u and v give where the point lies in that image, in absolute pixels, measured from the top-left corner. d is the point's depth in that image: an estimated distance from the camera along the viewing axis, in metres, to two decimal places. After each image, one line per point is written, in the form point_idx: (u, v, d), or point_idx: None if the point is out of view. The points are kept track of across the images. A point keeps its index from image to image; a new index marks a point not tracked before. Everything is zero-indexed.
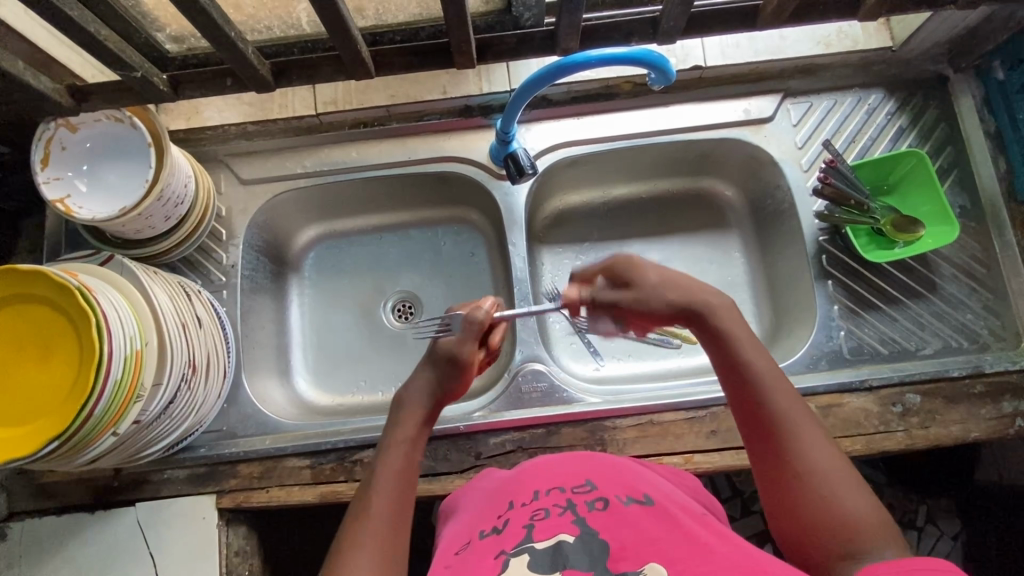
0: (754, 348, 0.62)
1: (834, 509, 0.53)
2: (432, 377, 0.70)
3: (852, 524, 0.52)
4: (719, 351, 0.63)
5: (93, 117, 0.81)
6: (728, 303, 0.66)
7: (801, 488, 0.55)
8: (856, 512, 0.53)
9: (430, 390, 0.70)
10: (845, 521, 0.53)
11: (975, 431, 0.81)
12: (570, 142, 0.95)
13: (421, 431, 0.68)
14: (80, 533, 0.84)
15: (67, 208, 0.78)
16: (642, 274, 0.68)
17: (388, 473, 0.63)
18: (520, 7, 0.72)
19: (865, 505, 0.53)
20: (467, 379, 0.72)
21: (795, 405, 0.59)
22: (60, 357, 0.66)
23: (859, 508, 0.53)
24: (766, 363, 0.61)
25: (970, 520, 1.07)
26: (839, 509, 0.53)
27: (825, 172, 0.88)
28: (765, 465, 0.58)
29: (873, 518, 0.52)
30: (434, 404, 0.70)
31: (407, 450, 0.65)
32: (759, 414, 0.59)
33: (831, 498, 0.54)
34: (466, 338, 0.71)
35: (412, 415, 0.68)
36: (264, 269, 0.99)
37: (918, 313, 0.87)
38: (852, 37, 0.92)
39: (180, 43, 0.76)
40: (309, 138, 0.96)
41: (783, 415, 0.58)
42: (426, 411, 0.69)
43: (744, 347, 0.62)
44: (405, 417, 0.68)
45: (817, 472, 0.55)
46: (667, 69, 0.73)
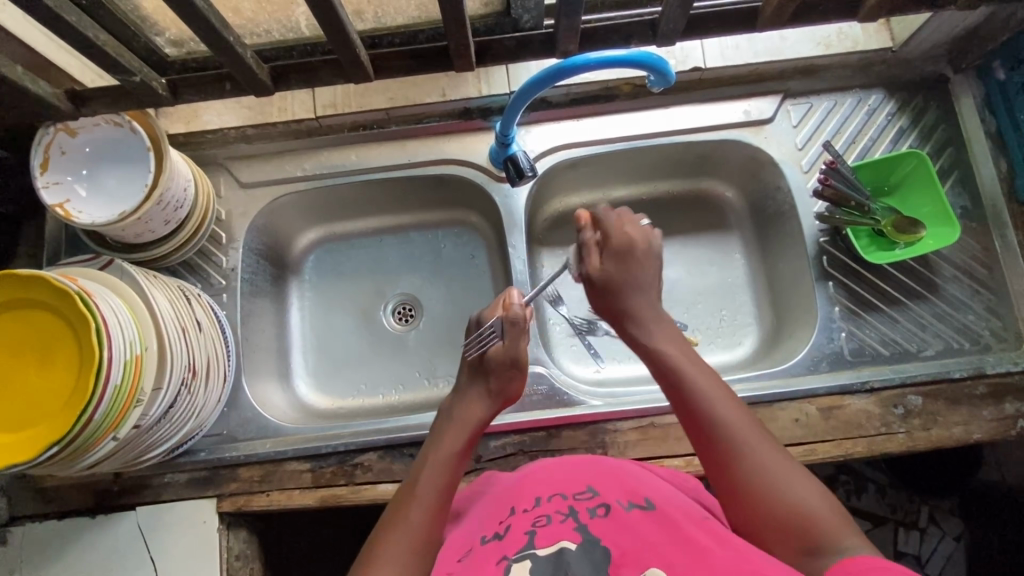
0: (689, 361, 0.66)
1: (788, 504, 0.56)
2: (484, 391, 0.74)
3: (806, 518, 0.55)
4: (658, 369, 0.68)
5: (92, 121, 0.81)
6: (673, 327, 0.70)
7: (753, 489, 0.57)
8: (807, 505, 0.55)
9: (482, 406, 0.73)
10: (800, 516, 0.55)
11: (976, 432, 0.81)
12: (570, 144, 0.95)
13: (466, 449, 0.70)
14: (80, 537, 0.84)
15: (66, 213, 0.78)
16: (642, 250, 0.73)
17: (432, 484, 0.65)
18: (519, 9, 0.72)
19: (817, 499, 0.56)
20: (522, 378, 0.76)
21: (736, 411, 0.62)
22: (60, 362, 0.66)
23: (812, 501, 0.55)
24: (702, 374, 0.65)
25: (973, 521, 1.06)
26: (792, 505, 0.55)
27: (825, 174, 0.88)
28: (723, 479, 0.60)
29: (826, 509, 0.55)
30: (482, 424, 0.72)
31: (451, 465, 0.68)
32: (706, 428, 0.62)
33: (784, 494, 0.56)
34: (517, 338, 0.74)
35: (462, 432, 0.71)
36: (264, 273, 0.99)
37: (919, 314, 0.87)
38: (852, 38, 0.92)
39: (179, 47, 0.76)
40: (309, 142, 0.96)
41: (723, 421, 0.61)
42: (473, 431, 0.71)
43: (684, 364, 0.66)
44: (453, 431, 0.71)
45: (765, 472, 0.58)
46: (667, 71, 0.73)
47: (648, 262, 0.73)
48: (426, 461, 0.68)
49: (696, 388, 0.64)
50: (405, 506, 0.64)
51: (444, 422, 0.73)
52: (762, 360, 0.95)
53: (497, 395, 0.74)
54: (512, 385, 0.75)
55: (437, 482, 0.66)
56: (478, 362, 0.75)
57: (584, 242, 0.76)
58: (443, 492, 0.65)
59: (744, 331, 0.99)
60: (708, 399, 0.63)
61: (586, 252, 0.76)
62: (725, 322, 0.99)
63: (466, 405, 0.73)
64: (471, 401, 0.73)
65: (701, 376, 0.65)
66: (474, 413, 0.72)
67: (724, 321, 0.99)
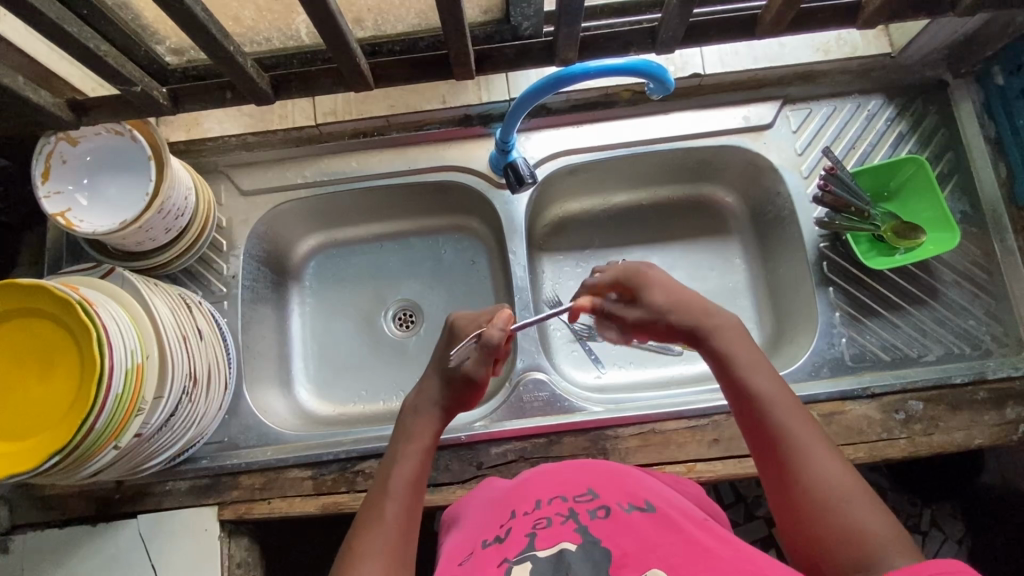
0: (758, 367, 0.63)
1: (844, 518, 0.52)
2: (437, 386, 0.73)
3: (864, 537, 0.50)
4: (722, 370, 0.64)
5: (93, 130, 0.81)
6: (735, 324, 0.67)
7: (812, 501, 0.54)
8: (867, 522, 0.51)
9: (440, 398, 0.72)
10: (852, 530, 0.51)
11: (978, 437, 0.81)
12: (570, 150, 0.95)
13: (432, 442, 0.70)
14: (81, 546, 0.84)
15: (67, 222, 0.78)
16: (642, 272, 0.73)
17: (401, 478, 0.65)
18: (519, 17, 0.73)
19: (875, 516, 0.52)
20: (479, 396, 0.75)
21: (796, 418, 0.58)
22: (61, 371, 0.66)
23: (870, 518, 0.51)
24: (762, 372, 0.62)
25: (975, 525, 1.07)
26: (847, 520, 0.52)
27: (824, 180, 0.88)
28: (776, 482, 0.57)
29: (887, 528, 0.51)
30: (442, 423, 0.71)
31: (418, 459, 0.67)
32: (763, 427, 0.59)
33: (841, 512, 0.52)
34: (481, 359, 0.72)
35: (425, 426, 0.70)
36: (265, 279, 0.99)
37: (920, 319, 0.87)
38: (851, 44, 0.93)
39: (180, 55, 0.76)
40: (309, 149, 0.97)
41: (787, 430, 0.58)
42: (435, 425, 0.71)
43: (747, 363, 0.63)
44: (417, 430, 0.70)
45: (826, 484, 0.54)
46: (666, 79, 0.73)
47: (660, 285, 0.71)
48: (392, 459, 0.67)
49: (761, 390, 0.60)
50: (379, 503, 0.63)
51: (404, 420, 0.71)
52: None
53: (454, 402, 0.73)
54: (467, 398, 0.73)
55: (406, 476, 0.65)
56: (445, 375, 0.73)
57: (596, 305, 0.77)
58: (413, 485, 0.64)
59: None
60: (771, 405, 0.59)
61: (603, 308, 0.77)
62: None
63: (424, 403, 0.72)
64: (429, 401, 0.72)
65: (766, 380, 0.61)
66: (434, 402, 0.72)
67: None
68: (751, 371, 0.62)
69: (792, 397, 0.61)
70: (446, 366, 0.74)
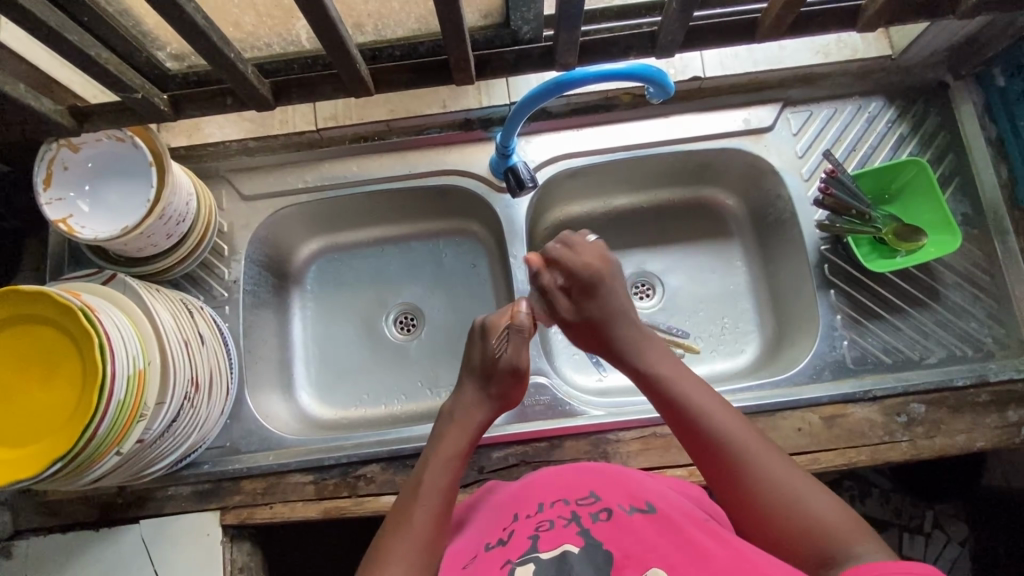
0: (688, 384, 0.68)
1: (800, 516, 0.55)
2: (478, 391, 0.75)
3: (817, 523, 0.55)
4: (657, 394, 0.69)
5: (95, 136, 0.81)
6: (660, 345, 0.73)
7: (767, 504, 0.57)
8: (815, 505, 0.56)
9: (481, 402, 0.75)
10: (810, 525, 0.55)
11: (980, 440, 0.81)
12: (570, 154, 0.95)
13: (468, 450, 0.72)
14: (86, 551, 0.84)
15: (69, 228, 0.78)
16: (608, 278, 0.76)
17: (435, 486, 0.67)
18: (518, 21, 0.73)
19: (826, 506, 0.56)
20: (524, 386, 0.78)
21: (734, 425, 0.63)
22: (64, 378, 0.66)
23: (816, 500, 0.56)
24: (692, 387, 0.67)
25: (978, 526, 1.06)
26: (800, 513, 0.56)
27: (825, 183, 0.88)
28: (727, 491, 0.61)
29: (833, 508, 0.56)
30: (482, 425, 0.74)
31: (454, 467, 0.69)
32: (702, 438, 0.63)
33: (795, 509, 0.56)
34: (520, 348, 0.76)
35: (462, 434, 0.72)
36: (266, 284, 0.99)
37: (921, 321, 0.87)
38: (852, 46, 0.92)
39: (180, 60, 0.77)
40: (310, 154, 0.97)
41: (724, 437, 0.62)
42: (473, 433, 0.73)
43: (677, 384, 0.68)
44: (454, 434, 0.72)
45: (776, 486, 0.58)
46: (666, 83, 0.73)
47: (618, 290, 0.76)
48: (428, 463, 0.69)
49: (694, 402, 0.65)
50: (411, 508, 0.65)
51: (444, 424, 0.74)
52: (764, 368, 0.95)
53: (497, 398, 0.76)
54: (510, 390, 0.76)
55: (440, 483, 0.67)
56: (485, 367, 0.76)
57: (545, 286, 0.78)
58: (444, 494, 0.66)
59: (747, 338, 0.99)
60: (708, 416, 0.64)
61: (551, 296, 0.78)
62: (727, 330, 0.99)
63: (466, 406, 0.75)
64: (472, 402, 0.75)
65: (697, 391, 0.67)
66: (471, 409, 0.74)
67: (725, 329, 0.99)
68: (686, 388, 0.67)
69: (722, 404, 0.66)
70: (490, 361, 0.76)
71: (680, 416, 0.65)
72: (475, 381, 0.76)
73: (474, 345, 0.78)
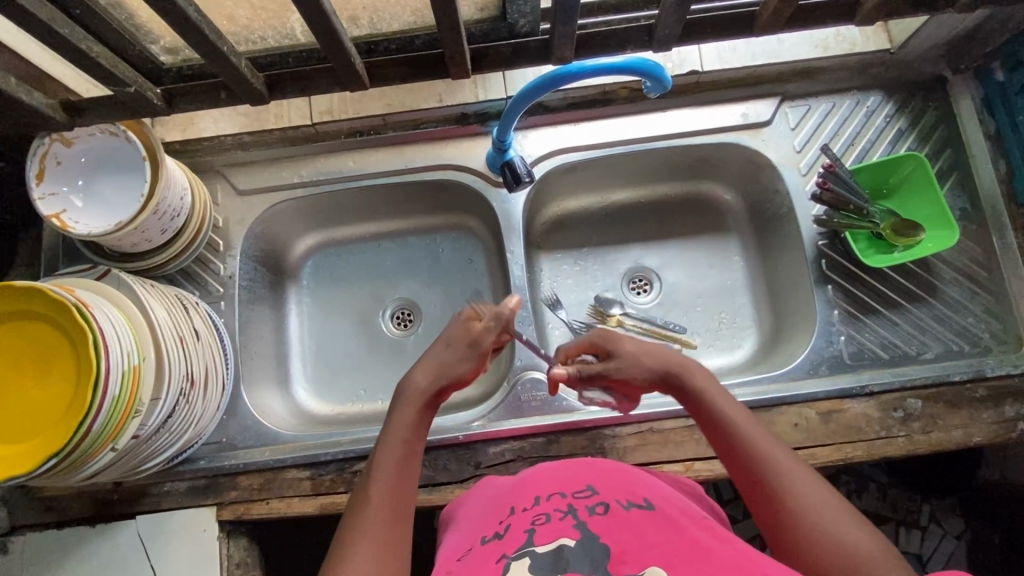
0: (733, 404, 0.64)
1: (839, 545, 0.52)
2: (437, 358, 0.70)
3: (856, 554, 0.51)
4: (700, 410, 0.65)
5: (88, 131, 0.80)
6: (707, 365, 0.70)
7: (808, 527, 0.54)
8: (856, 537, 0.53)
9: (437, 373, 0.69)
10: (847, 553, 0.52)
11: (977, 435, 0.81)
12: (567, 149, 0.94)
13: (421, 422, 0.67)
14: (80, 547, 0.84)
15: (63, 224, 0.78)
16: None
17: (387, 462, 0.64)
18: (514, 14, 0.72)
19: (865, 537, 0.53)
20: (478, 372, 0.72)
21: (778, 449, 0.60)
22: (58, 374, 0.66)
23: (858, 532, 0.53)
24: (737, 410, 0.64)
25: (973, 521, 1.07)
26: (838, 541, 0.52)
27: (822, 177, 0.88)
28: (766, 513, 0.57)
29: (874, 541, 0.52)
30: (433, 395, 0.69)
31: (406, 438, 0.65)
32: (747, 456, 0.60)
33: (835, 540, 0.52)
34: (495, 331, 0.73)
35: (410, 407, 0.67)
36: (262, 279, 0.99)
37: (918, 317, 0.87)
38: (850, 40, 0.92)
39: (174, 54, 0.76)
40: (305, 149, 0.96)
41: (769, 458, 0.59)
42: (423, 400, 0.68)
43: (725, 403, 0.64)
44: (402, 407, 0.67)
45: (818, 512, 0.54)
46: (663, 77, 0.72)
47: None
48: (380, 441, 0.66)
49: (739, 423, 0.62)
50: (367, 488, 0.62)
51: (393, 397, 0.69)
52: (760, 364, 0.95)
53: (446, 370, 0.70)
54: (458, 366, 0.70)
55: (391, 459, 0.64)
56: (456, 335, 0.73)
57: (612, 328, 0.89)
58: (399, 468, 0.63)
59: (744, 333, 0.99)
60: (751, 437, 0.61)
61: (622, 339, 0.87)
62: (724, 325, 0.99)
63: (415, 376, 0.69)
64: (418, 370, 0.70)
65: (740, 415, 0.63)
66: (421, 380, 0.69)
67: (722, 324, 0.99)
68: (732, 410, 0.64)
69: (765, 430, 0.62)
70: (460, 333, 0.73)
71: (727, 432, 0.62)
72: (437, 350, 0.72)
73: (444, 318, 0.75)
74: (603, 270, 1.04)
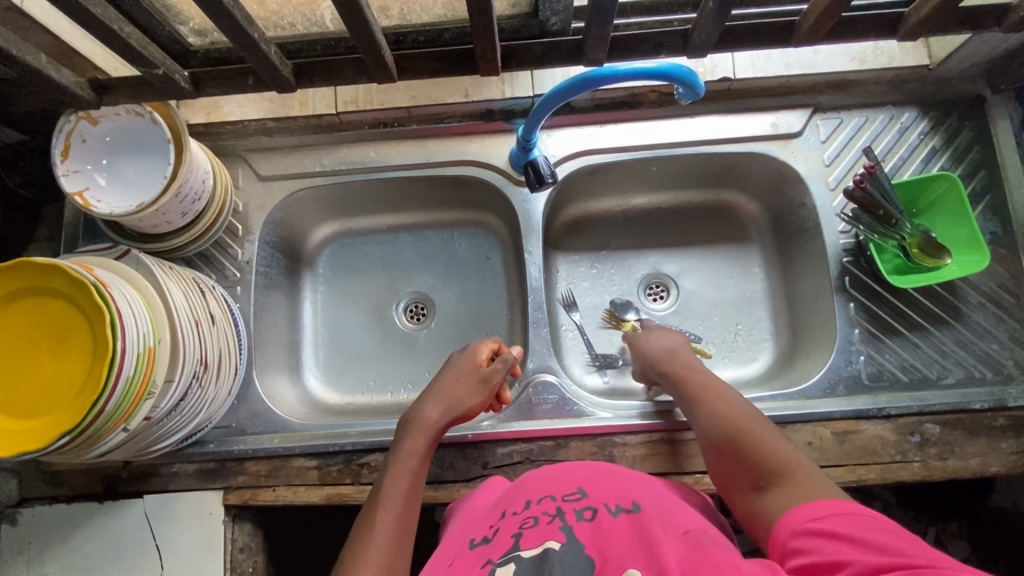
0: (707, 383, 0.76)
1: (776, 467, 0.61)
2: (450, 396, 0.78)
3: (786, 467, 0.61)
4: (683, 394, 0.76)
5: (114, 110, 0.80)
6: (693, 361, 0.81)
7: (757, 463, 0.63)
8: (790, 460, 0.62)
9: (446, 410, 0.77)
10: (779, 470, 0.61)
11: (994, 464, 0.79)
12: (592, 151, 0.93)
13: (430, 449, 0.74)
14: (88, 522, 0.84)
15: (85, 202, 0.78)
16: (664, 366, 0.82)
17: (397, 487, 0.69)
18: (547, 12, 0.71)
19: (797, 457, 0.62)
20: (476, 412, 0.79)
21: (738, 408, 0.70)
22: (72, 353, 0.66)
23: (794, 458, 0.62)
24: (712, 387, 0.75)
25: (980, 547, 1.05)
26: (775, 463, 0.62)
27: (860, 177, 0.83)
28: (730, 464, 0.66)
29: (802, 463, 0.61)
30: (443, 425, 0.76)
31: (415, 465, 0.71)
32: (712, 421, 0.70)
33: (774, 464, 0.62)
34: (501, 375, 0.80)
35: (422, 435, 0.74)
36: (279, 266, 0.98)
37: (941, 341, 0.85)
38: (888, 54, 0.90)
39: (202, 36, 0.75)
40: (329, 137, 0.96)
41: (730, 417, 0.69)
42: (434, 431, 0.75)
43: (700, 384, 0.75)
44: (413, 436, 0.74)
45: (762, 445, 0.64)
46: (696, 83, 0.71)
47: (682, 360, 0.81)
48: (390, 466, 0.72)
49: (708, 394, 0.73)
50: (376, 507, 0.67)
51: (405, 426, 0.76)
52: (775, 379, 0.93)
53: (455, 403, 0.77)
54: (468, 399, 0.78)
55: (400, 485, 0.69)
56: (468, 374, 0.80)
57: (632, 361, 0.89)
58: (406, 494, 0.69)
59: (760, 346, 0.97)
60: (721, 405, 0.71)
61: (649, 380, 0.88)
62: (740, 337, 0.98)
63: (424, 410, 0.76)
64: (430, 404, 0.77)
65: (703, 378, 0.76)
66: (432, 414, 0.76)
67: (739, 335, 0.98)
68: (708, 390, 0.74)
69: (732, 398, 0.72)
70: (468, 374, 0.80)
71: (697, 406, 0.73)
72: (444, 385, 0.79)
73: (457, 356, 0.83)
74: (620, 274, 1.03)
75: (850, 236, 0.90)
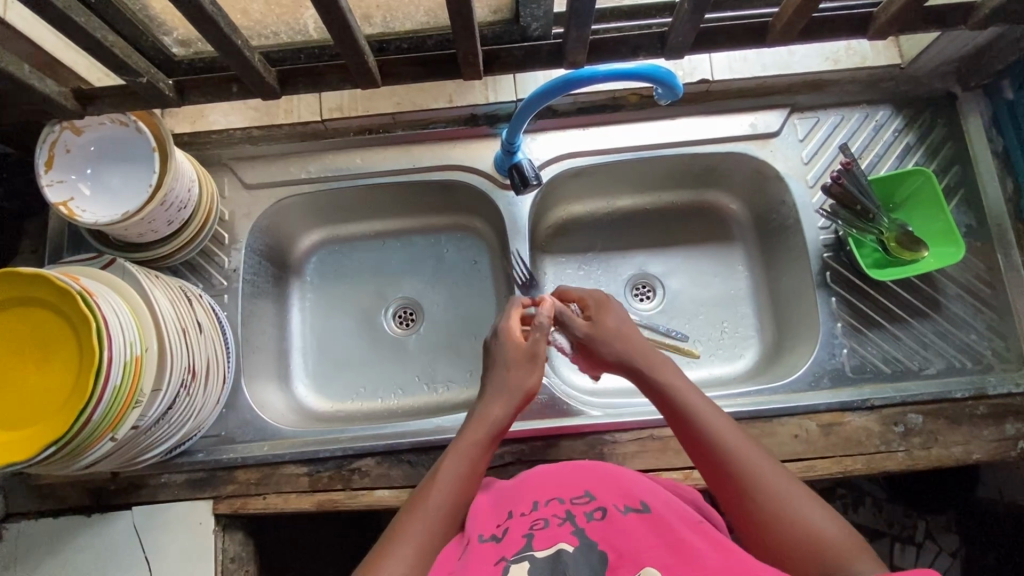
0: (700, 402, 0.67)
1: (807, 536, 0.56)
2: (506, 379, 0.71)
3: (818, 540, 0.56)
4: (675, 416, 0.67)
5: (98, 120, 0.81)
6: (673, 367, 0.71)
7: (782, 530, 0.57)
8: (822, 529, 0.57)
9: (507, 396, 0.69)
10: (810, 541, 0.56)
11: (976, 452, 0.81)
12: (575, 154, 0.94)
13: (493, 439, 0.69)
14: (76, 536, 0.83)
15: (70, 211, 0.78)
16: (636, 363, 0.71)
17: (452, 478, 0.65)
18: (527, 18, 0.72)
19: (828, 521, 0.57)
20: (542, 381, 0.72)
21: (749, 450, 0.63)
22: (58, 362, 0.66)
23: (826, 525, 0.57)
24: (713, 413, 0.66)
25: (969, 538, 1.06)
26: (806, 529, 0.57)
27: (837, 174, 0.86)
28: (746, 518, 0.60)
29: (835, 532, 0.56)
30: (507, 412, 0.69)
31: (475, 456, 0.67)
32: (717, 462, 0.63)
33: (801, 530, 0.57)
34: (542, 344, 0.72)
35: (481, 424, 0.68)
36: (266, 274, 0.99)
37: (921, 332, 0.87)
38: (861, 54, 0.92)
39: (186, 47, 0.76)
40: (314, 145, 0.96)
41: (742, 462, 0.62)
42: (497, 422, 0.68)
43: (691, 406, 0.67)
44: (473, 424, 0.69)
45: (786, 505, 0.59)
46: (675, 84, 0.72)
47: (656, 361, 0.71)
48: (448, 454, 0.67)
49: (710, 426, 0.65)
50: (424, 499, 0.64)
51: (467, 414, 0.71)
52: (761, 374, 0.95)
53: (515, 389, 0.70)
54: (526, 381, 0.71)
55: (454, 476, 0.65)
56: (523, 354, 0.72)
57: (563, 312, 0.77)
58: (463, 481, 0.65)
59: (746, 343, 0.98)
60: (727, 445, 0.63)
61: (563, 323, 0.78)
62: (727, 334, 0.99)
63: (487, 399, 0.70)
64: (493, 395, 0.70)
65: (693, 397, 0.67)
66: (495, 407, 0.69)
67: (725, 333, 0.99)
68: (705, 413, 0.66)
69: (736, 431, 0.65)
70: (518, 351, 0.72)
71: (698, 440, 0.65)
72: (501, 368, 0.72)
73: (498, 334, 0.75)
74: (607, 276, 1.04)
75: (830, 231, 0.91)
